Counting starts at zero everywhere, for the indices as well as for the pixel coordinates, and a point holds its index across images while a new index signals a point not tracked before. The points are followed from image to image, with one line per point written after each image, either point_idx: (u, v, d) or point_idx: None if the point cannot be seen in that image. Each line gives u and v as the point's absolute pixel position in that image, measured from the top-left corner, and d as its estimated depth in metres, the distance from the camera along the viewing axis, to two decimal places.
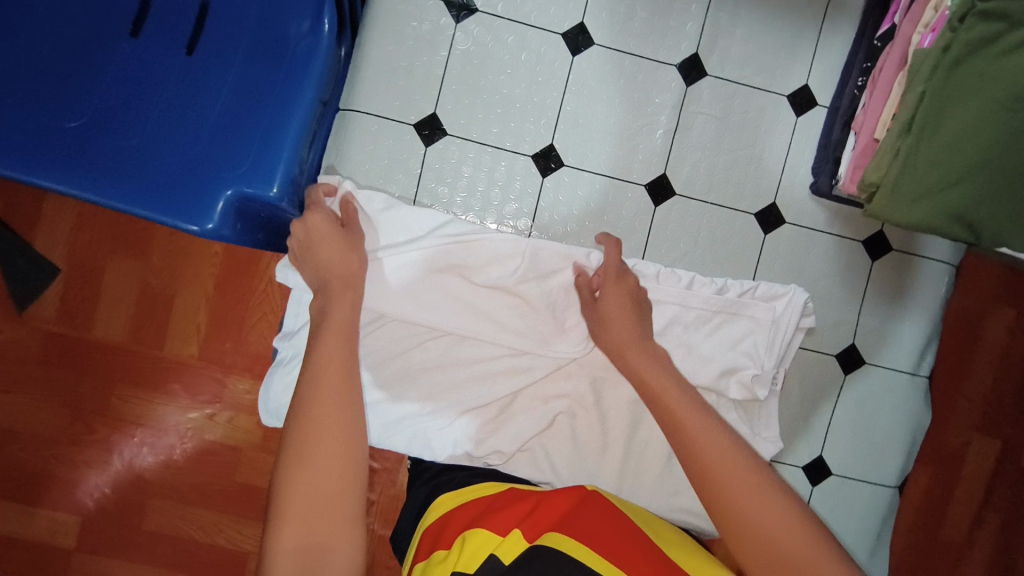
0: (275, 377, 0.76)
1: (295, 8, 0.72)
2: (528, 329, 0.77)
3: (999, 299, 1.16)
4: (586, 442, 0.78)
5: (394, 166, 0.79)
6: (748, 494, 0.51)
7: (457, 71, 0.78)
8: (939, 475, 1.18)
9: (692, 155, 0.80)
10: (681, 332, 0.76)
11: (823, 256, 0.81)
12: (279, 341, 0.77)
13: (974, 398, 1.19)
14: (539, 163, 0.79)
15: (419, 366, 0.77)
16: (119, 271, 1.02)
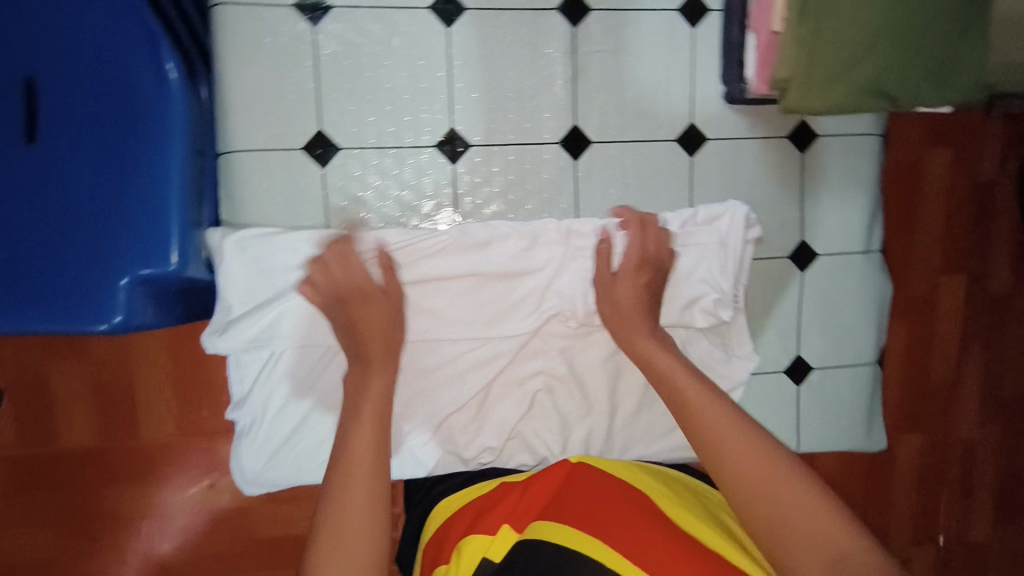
0: (241, 448, 0.75)
1: (122, 51, 0.62)
2: (478, 314, 0.74)
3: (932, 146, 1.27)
4: (571, 414, 0.77)
5: (295, 195, 0.72)
6: (745, 461, 0.53)
7: (331, 75, 0.71)
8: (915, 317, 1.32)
9: (602, 96, 0.76)
10: (636, 282, 0.73)
11: (748, 164, 0.79)
12: (233, 412, 0.75)
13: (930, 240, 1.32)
14: (445, 151, 0.74)
15: None
16: (64, 373, 0.90)
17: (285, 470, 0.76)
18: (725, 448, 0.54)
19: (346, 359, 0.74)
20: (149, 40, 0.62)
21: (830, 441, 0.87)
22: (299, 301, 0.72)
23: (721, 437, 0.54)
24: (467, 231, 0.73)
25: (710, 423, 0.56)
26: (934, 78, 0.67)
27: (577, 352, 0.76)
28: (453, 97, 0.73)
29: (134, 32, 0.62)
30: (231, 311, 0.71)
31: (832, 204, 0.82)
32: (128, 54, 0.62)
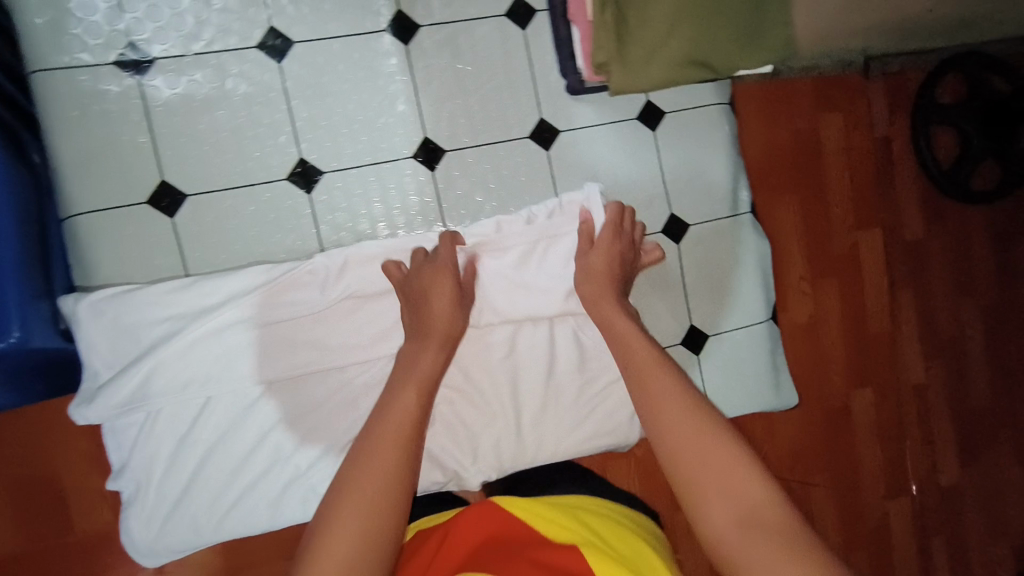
0: (130, 519, 0.71)
1: None
2: (366, 334, 0.74)
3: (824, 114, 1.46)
4: (474, 423, 0.76)
5: (149, 250, 0.70)
6: (684, 424, 0.54)
7: (166, 126, 0.70)
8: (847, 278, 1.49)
9: (450, 108, 0.77)
10: (512, 277, 0.76)
11: (605, 150, 0.82)
12: (115, 482, 0.71)
13: (842, 203, 1.47)
14: (298, 183, 0.74)
15: (275, 425, 0.72)
16: None
17: (180, 536, 0.71)
18: (665, 412, 0.55)
19: (229, 405, 0.72)
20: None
21: (741, 405, 0.88)
22: (169, 354, 0.69)
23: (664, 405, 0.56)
24: (336, 258, 0.72)
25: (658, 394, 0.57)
26: (752, 44, 0.69)
27: (468, 360, 0.76)
28: (297, 130, 0.74)
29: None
30: (98, 375, 0.69)
31: (693, 177, 0.85)
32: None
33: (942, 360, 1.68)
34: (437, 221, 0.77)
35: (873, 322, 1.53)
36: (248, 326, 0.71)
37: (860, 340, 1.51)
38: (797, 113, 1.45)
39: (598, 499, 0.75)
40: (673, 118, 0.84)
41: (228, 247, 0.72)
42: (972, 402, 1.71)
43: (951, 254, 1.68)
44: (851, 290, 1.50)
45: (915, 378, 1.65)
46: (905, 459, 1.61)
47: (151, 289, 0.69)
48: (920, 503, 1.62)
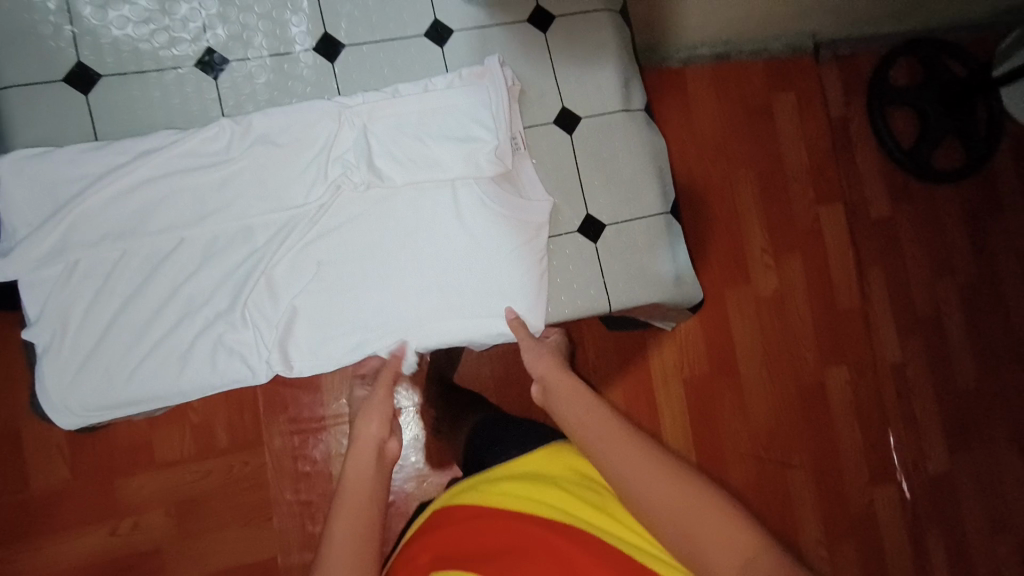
0: (44, 367, 0.76)
1: None
2: (274, 195, 0.80)
3: (778, 91, 1.58)
4: (373, 282, 0.82)
5: (65, 124, 0.78)
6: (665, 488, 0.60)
7: (84, 14, 0.78)
8: (811, 249, 1.58)
9: (346, 5, 0.84)
10: (405, 138, 0.83)
11: (496, 48, 0.88)
12: (29, 334, 0.76)
13: (801, 175, 1.59)
14: (205, 70, 0.81)
15: (185, 283, 0.78)
16: None
17: (100, 389, 0.77)
18: (632, 477, 0.62)
19: (139, 264, 0.78)
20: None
21: (643, 296, 0.89)
22: (87, 210, 0.76)
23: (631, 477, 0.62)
24: (242, 120, 0.79)
25: (625, 468, 0.63)
26: None
27: (372, 218, 0.83)
28: (206, 22, 0.81)
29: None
30: (17, 234, 0.75)
31: (582, 78, 0.90)
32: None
33: (922, 342, 1.64)
34: (335, 95, 0.83)
35: (842, 297, 1.59)
36: (160, 182, 0.78)
37: (831, 317, 1.58)
38: (750, 87, 1.57)
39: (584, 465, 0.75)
40: (561, 24, 0.90)
41: (144, 121, 0.80)
42: (963, 387, 1.65)
43: (923, 231, 1.66)
44: (819, 261, 1.58)
45: (891, 355, 1.62)
46: (887, 440, 1.59)
47: (66, 150, 0.76)
48: (909, 491, 1.58)
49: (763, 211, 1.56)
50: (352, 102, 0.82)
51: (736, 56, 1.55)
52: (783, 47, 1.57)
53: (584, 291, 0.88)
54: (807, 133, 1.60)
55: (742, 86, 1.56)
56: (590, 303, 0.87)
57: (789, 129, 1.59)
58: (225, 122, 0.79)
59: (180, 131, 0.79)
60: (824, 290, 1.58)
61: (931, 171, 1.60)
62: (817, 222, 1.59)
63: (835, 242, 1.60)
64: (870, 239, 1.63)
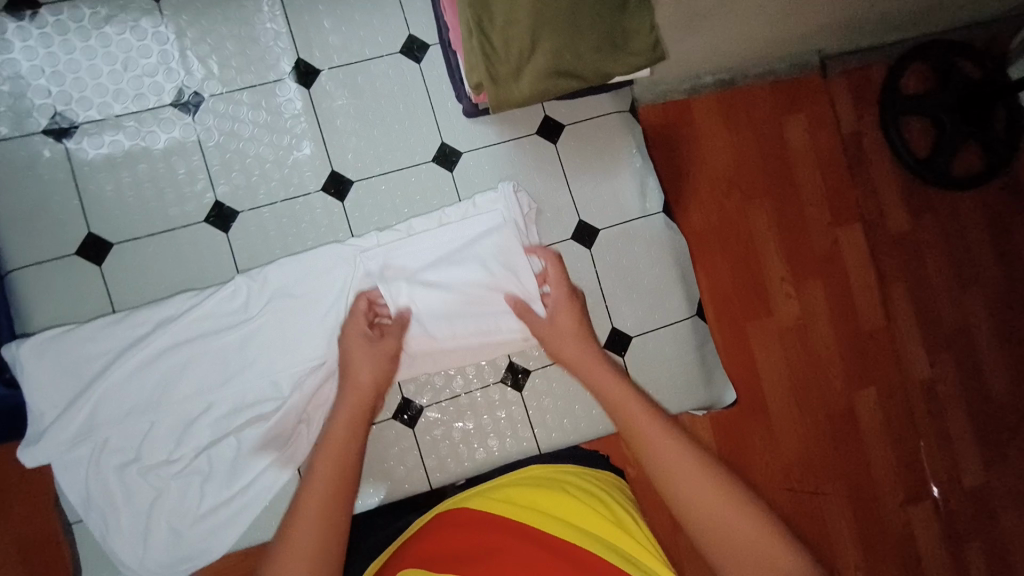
0: (115, 542, 0.74)
1: None
2: (296, 342, 0.77)
3: (786, 112, 1.40)
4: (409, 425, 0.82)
5: (79, 296, 0.76)
6: (686, 468, 0.54)
7: (91, 182, 0.77)
8: (831, 276, 1.41)
9: (351, 139, 0.83)
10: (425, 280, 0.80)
11: (509, 165, 0.85)
12: (84, 513, 0.73)
13: (816, 200, 1.42)
14: (216, 223, 0.79)
15: (218, 442, 0.76)
16: None
17: (147, 562, 0.74)
18: (658, 446, 0.56)
19: (168, 431, 0.75)
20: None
21: (676, 405, 0.87)
22: (111, 385, 0.73)
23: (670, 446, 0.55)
24: (257, 276, 0.77)
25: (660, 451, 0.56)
26: (616, 52, 0.74)
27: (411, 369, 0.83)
28: (212, 174, 0.79)
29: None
30: (43, 416, 0.72)
31: (597, 188, 0.87)
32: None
33: (953, 357, 1.50)
34: (348, 236, 0.81)
35: (865, 318, 1.43)
36: (180, 347, 0.75)
37: (855, 338, 1.42)
38: (757, 108, 1.38)
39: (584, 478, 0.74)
40: (570, 131, 0.87)
41: (159, 283, 0.77)
42: (1002, 402, 1.50)
43: (951, 248, 1.51)
44: (839, 288, 1.42)
45: (921, 373, 1.48)
46: (921, 458, 1.45)
47: (88, 328, 0.74)
48: (945, 509, 1.45)
49: (782, 239, 1.38)
50: (367, 245, 0.80)
51: (740, 82, 1.37)
52: (788, 68, 1.40)
53: None
54: (820, 152, 1.42)
55: (749, 112, 1.37)
56: None
57: (801, 152, 1.41)
58: (244, 279, 0.77)
59: (198, 296, 0.77)
60: (846, 313, 1.42)
61: (951, 179, 1.44)
62: (835, 245, 1.43)
63: (856, 269, 1.43)
64: (891, 254, 1.48)
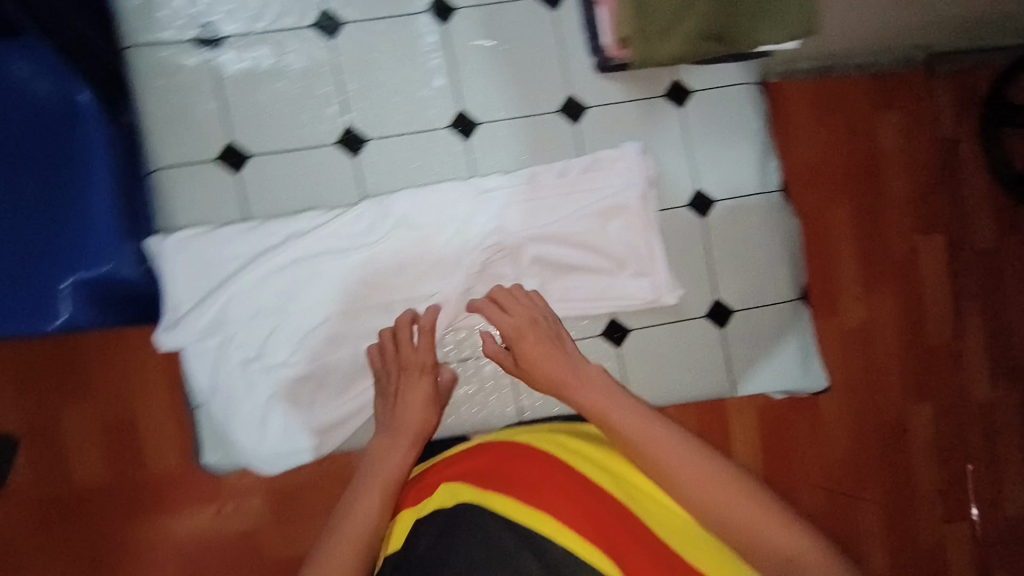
0: (236, 429, 0.81)
1: (41, 80, 0.74)
2: (413, 270, 0.82)
3: (883, 109, 1.32)
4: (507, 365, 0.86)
5: (217, 202, 0.81)
6: (719, 493, 0.63)
7: (234, 95, 0.80)
8: (906, 284, 1.36)
9: (479, 79, 0.82)
10: (541, 230, 0.82)
11: (633, 125, 0.84)
12: (209, 397, 0.81)
13: (902, 206, 1.34)
14: (346, 148, 0.81)
15: (331, 351, 0.81)
16: None
17: (261, 450, 0.81)
18: (678, 469, 0.65)
19: (289, 338, 0.81)
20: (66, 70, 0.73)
21: (765, 382, 0.89)
22: (241, 287, 0.80)
23: (683, 465, 0.65)
24: (383, 204, 0.80)
25: (685, 470, 0.64)
26: (774, 19, 0.70)
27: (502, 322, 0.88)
28: (345, 100, 0.81)
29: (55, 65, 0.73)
30: (181, 306, 0.79)
31: (718, 161, 0.86)
32: (54, 88, 0.74)
33: (1013, 380, 1.47)
34: (470, 176, 0.83)
35: (934, 334, 1.38)
36: (305, 260, 0.80)
37: (922, 352, 1.36)
38: (851, 105, 1.30)
39: (598, 433, 0.79)
40: (699, 98, 0.85)
41: (289, 198, 0.82)
42: None
43: None
44: (911, 299, 1.36)
45: (981, 395, 1.44)
46: (968, 484, 1.41)
47: (225, 232, 0.80)
48: (984, 537, 1.42)
49: (861, 242, 1.33)
50: (489, 188, 0.82)
51: (837, 72, 1.29)
52: (891, 62, 1.30)
53: (708, 377, 0.88)
54: (914, 156, 1.35)
55: (845, 107, 1.31)
56: (713, 389, 0.89)
57: (891, 155, 1.34)
58: (373, 205, 0.80)
59: (326, 215, 0.81)
60: (915, 326, 1.36)
61: None
62: (913, 253, 1.36)
63: (934, 281, 1.37)
64: (970, 274, 1.43)
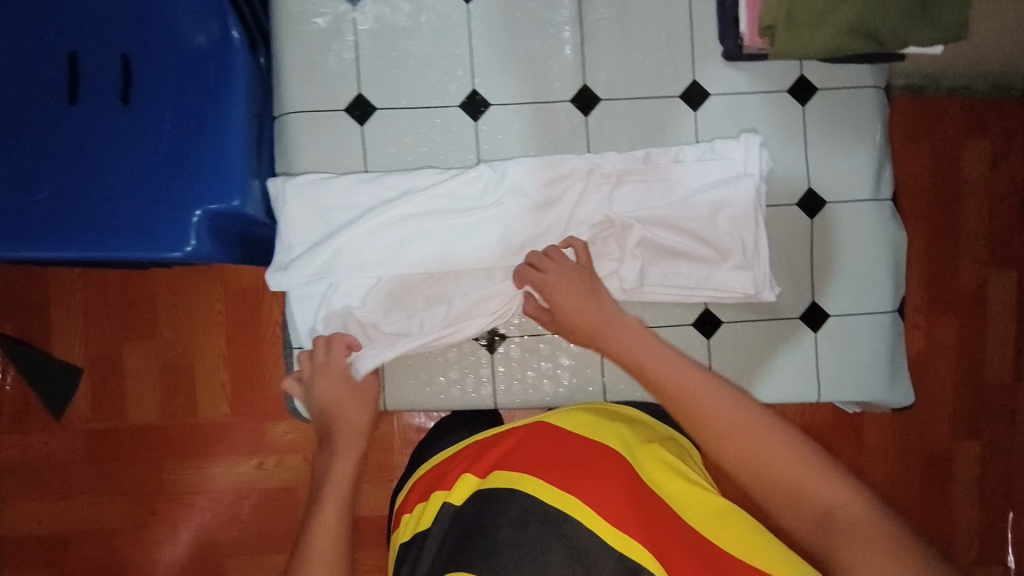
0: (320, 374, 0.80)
1: (198, 18, 0.79)
2: (518, 238, 0.82)
3: (971, 136, 1.28)
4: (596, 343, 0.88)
5: (339, 150, 0.83)
6: (754, 443, 0.59)
7: (368, 47, 0.82)
8: (971, 320, 1.31)
9: (608, 57, 0.83)
10: (648, 214, 0.82)
11: (754, 117, 0.84)
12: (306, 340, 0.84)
13: (977, 236, 1.30)
14: (469, 111, 0.83)
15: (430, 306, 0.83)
16: (135, 354, 1.32)
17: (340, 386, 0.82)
18: (714, 417, 0.61)
19: (391, 294, 0.83)
20: (220, 9, 0.78)
21: (855, 391, 0.87)
22: (352, 237, 0.81)
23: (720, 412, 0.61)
24: (499, 169, 0.82)
25: (725, 422, 0.60)
26: (923, 20, 0.70)
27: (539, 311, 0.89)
28: (474, 64, 0.82)
29: (210, 4, 0.78)
30: (292, 250, 0.82)
31: (834, 164, 0.85)
32: (207, 26, 0.79)
33: None
34: (585, 152, 0.83)
35: (993, 373, 1.33)
36: (415, 217, 0.82)
37: (979, 392, 1.32)
38: (940, 131, 1.28)
39: (626, 416, 0.81)
40: (821, 97, 0.85)
41: (407, 155, 0.83)
42: None
43: None
44: (972, 336, 1.32)
45: None
46: None
47: (342, 181, 0.82)
48: None
49: (930, 270, 1.31)
50: (602, 165, 0.82)
51: (930, 91, 1.27)
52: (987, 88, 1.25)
53: (796, 381, 0.87)
54: (999, 188, 1.30)
55: (934, 133, 1.28)
56: (800, 393, 0.87)
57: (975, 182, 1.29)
58: (488, 171, 0.81)
59: (441, 177, 0.82)
60: (975, 362, 1.32)
61: None
62: (983, 287, 1.31)
63: (1000, 320, 1.32)
64: None
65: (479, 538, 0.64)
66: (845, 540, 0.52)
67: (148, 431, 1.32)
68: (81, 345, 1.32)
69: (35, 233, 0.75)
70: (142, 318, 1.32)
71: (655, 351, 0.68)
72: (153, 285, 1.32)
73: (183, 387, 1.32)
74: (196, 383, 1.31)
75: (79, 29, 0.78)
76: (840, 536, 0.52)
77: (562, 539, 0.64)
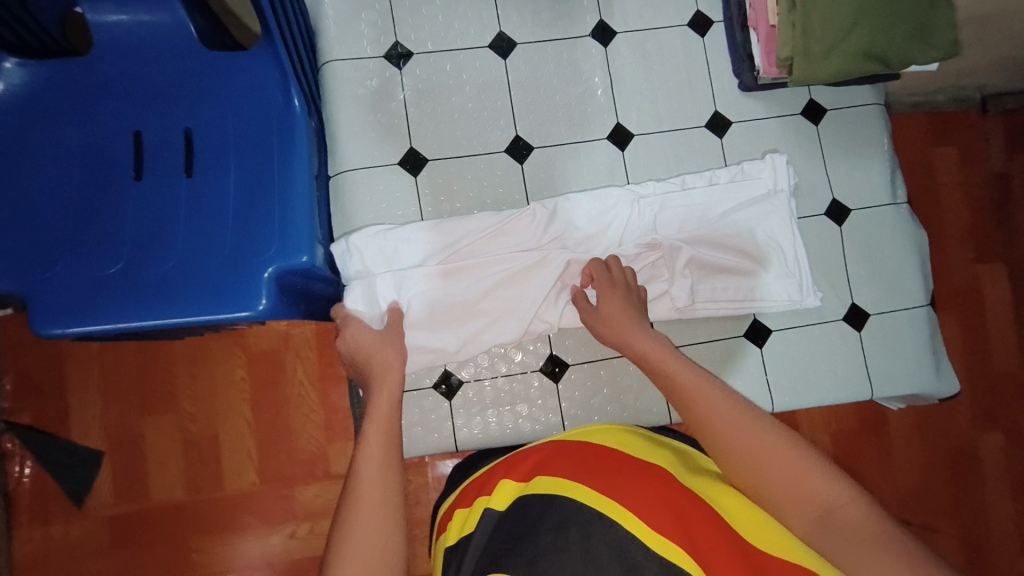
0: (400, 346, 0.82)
1: (256, 90, 0.83)
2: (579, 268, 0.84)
3: (938, 143, 1.37)
4: None
5: (395, 200, 0.87)
6: (754, 449, 0.59)
7: (415, 105, 0.88)
8: (969, 312, 1.37)
9: (636, 95, 0.91)
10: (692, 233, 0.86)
11: (773, 139, 0.92)
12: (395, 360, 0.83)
13: (959, 233, 1.37)
14: (514, 155, 0.88)
15: (489, 305, 0.84)
16: (156, 428, 1.20)
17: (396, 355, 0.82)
18: (717, 421, 0.62)
19: (459, 318, 0.83)
20: (283, 81, 0.82)
21: (902, 387, 0.91)
22: (422, 278, 0.82)
23: (720, 408, 0.62)
24: (551, 205, 0.85)
25: (726, 424, 0.61)
26: (922, 39, 0.79)
27: None
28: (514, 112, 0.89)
29: (273, 77, 0.83)
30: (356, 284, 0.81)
31: (850, 174, 0.93)
32: (269, 98, 0.83)
33: None
34: (626, 183, 0.89)
35: (999, 359, 1.36)
36: (476, 255, 0.84)
37: (985, 383, 1.36)
38: (911, 141, 1.38)
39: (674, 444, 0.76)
40: (830, 116, 0.93)
41: (460, 201, 0.88)
42: None
43: None
44: (973, 326, 1.36)
45: None
46: None
47: (404, 229, 0.84)
48: None
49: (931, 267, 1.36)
50: (647, 193, 0.87)
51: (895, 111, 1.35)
52: (946, 101, 1.36)
53: (847, 377, 0.91)
54: (973, 188, 1.37)
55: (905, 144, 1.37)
56: (853, 390, 0.90)
57: (951, 183, 1.37)
58: (542, 208, 0.84)
59: (499, 215, 0.85)
60: (977, 354, 1.36)
61: None
62: (975, 282, 1.37)
63: (995, 311, 1.37)
64: None
65: (518, 543, 0.58)
66: (847, 540, 0.51)
67: (174, 510, 1.19)
68: (100, 427, 1.19)
69: (106, 304, 0.75)
70: (152, 382, 1.20)
71: (671, 353, 0.70)
72: (172, 357, 1.21)
73: (209, 461, 1.19)
74: (221, 453, 1.19)
75: (144, 108, 0.82)
76: (842, 537, 0.52)
77: (602, 542, 0.55)
